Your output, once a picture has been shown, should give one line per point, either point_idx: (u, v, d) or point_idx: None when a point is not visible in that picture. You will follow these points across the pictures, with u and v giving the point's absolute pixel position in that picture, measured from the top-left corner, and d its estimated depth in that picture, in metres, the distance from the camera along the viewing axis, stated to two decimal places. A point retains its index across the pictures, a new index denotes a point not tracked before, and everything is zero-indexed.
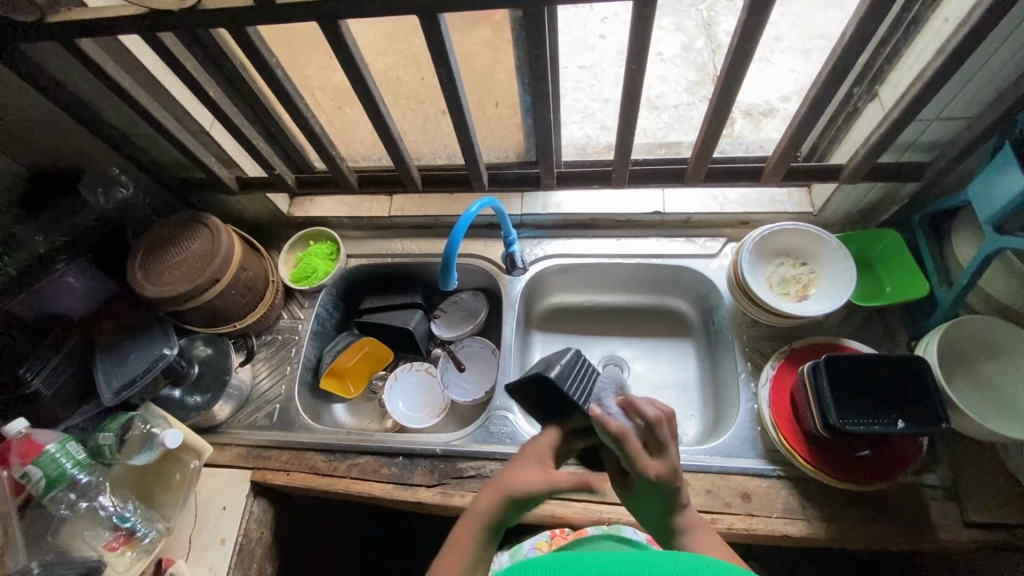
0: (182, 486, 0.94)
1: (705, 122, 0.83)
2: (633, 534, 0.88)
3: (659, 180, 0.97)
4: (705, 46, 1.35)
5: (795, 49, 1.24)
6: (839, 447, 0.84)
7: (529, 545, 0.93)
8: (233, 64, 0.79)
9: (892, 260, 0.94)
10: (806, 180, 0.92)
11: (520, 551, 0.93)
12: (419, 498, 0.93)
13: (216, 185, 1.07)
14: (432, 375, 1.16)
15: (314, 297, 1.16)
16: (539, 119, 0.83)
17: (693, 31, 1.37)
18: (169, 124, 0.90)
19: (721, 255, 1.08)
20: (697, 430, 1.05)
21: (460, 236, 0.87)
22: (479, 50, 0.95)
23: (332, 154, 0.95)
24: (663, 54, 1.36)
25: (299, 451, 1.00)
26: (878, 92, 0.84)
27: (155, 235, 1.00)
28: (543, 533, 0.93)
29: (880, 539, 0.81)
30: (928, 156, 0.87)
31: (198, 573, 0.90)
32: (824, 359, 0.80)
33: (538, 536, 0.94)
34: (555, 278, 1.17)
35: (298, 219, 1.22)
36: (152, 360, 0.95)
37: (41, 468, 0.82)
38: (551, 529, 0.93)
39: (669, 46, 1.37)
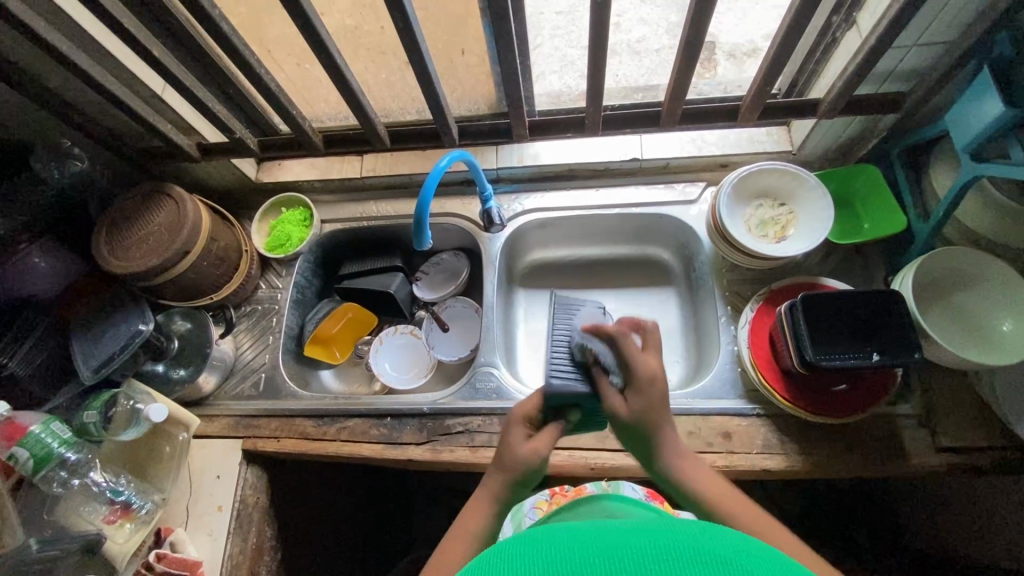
0: (172, 459, 0.95)
1: (677, 60, 0.79)
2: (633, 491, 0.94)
3: (635, 125, 0.94)
4: None
5: None
6: (815, 384, 0.86)
7: (529, 506, 0.93)
8: (176, 20, 0.74)
9: (869, 197, 0.94)
10: (783, 117, 0.90)
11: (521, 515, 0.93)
12: (409, 456, 0.94)
13: (176, 154, 1.02)
14: (417, 337, 1.16)
15: (291, 265, 1.14)
16: (504, 65, 0.79)
17: None
18: (116, 91, 0.85)
19: (700, 200, 1.07)
20: (680, 375, 1.07)
21: (431, 194, 0.84)
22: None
23: (293, 114, 0.91)
24: None
25: (287, 419, 1.01)
26: (856, 19, 0.81)
27: (118, 209, 0.97)
28: (541, 493, 0.95)
29: (855, 468, 0.84)
30: (907, 86, 0.85)
31: (198, 539, 0.92)
32: (801, 298, 0.81)
33: (538, 496, 0.95)
34: (534, 233, 1.15)
35: (268, 185, 1.19)
36: (127, 337, 0.93)
37: (28, 448, 0.81)
38: (550, 488, 0.95)
39: None
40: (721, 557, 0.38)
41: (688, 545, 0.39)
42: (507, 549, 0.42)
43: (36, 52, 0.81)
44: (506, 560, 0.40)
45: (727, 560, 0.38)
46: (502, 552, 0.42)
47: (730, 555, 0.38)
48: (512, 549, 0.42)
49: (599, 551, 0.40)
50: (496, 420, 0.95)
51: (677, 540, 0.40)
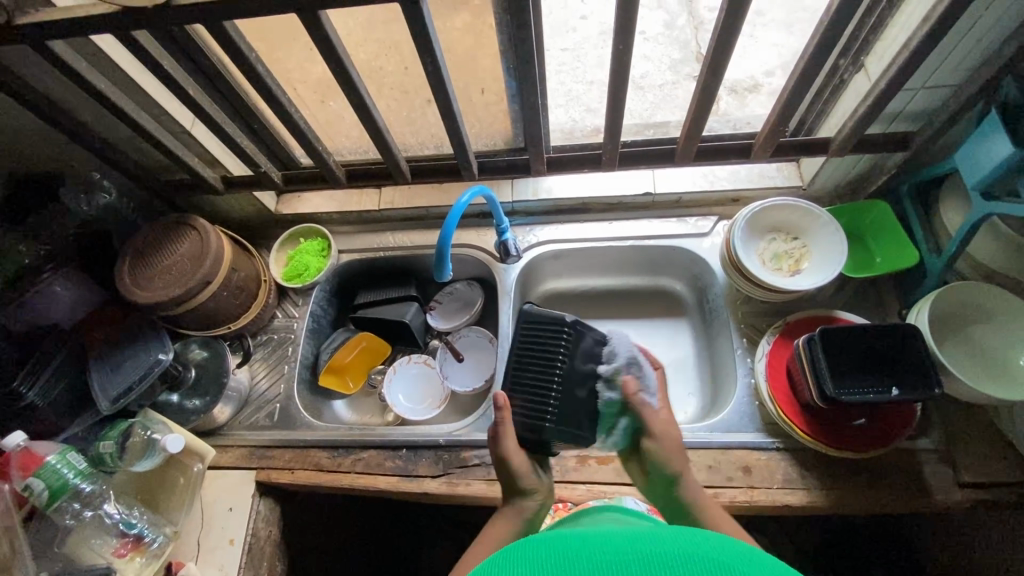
0: (185, 490, 0.95)
1: (694, 100, 0.81)
2: (636, 504, 0.85)
3: (649, 160, 0.96)
4: (687, 23, 1.34)
5: (780, 23, 1.25)
6: (835, 416, 0.86)
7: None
8: (210, 59, 0.77)
9: (882, 231, 0.95)
10: (794, 154, 0.92)
11: None
12: (425, 488, 0.93)
13: (200, 186, 1.04)
14: (430, 366, 1.16)
15: (308, 294, 1.15)
16: (526, 104, 0.82)
17: (676, 9, 1.35)
18: (149, 127, 0.88)
19: (713, 233, 1.09)
20: (696, 407, 1.07)
21: (454, 226, 0.84)
22: (461, 36, 0.98)
23: (319, 149, 0.93)
24: (646, 33, 1.35)
25: (302, 450, 1.00)
26: (864, 63, 0.84)
27: (142, 239, 0.98)
28: (545, 506, 0.92)
29: (877, 503, 0.83)
30: (915, 126, 0.87)
31: (209, 574, 0.90)
32: (819, 332, 0.82)
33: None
34: (548, 264, 1.17)
35: (287, 217, 1.21)
36: (146, 367, 0.94)
37: (44, 479, 0.82)
38: (554, 501, 0.91)
39: (652, 23, 1.35)
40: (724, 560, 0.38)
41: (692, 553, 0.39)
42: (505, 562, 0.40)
43: (74, 89, 0.84)
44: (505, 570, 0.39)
45: (732, 565, 0.37)
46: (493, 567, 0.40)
47: (730, 557, 0.38)
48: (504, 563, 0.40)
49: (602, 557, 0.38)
50: None
51: (678, 548, 0.39)
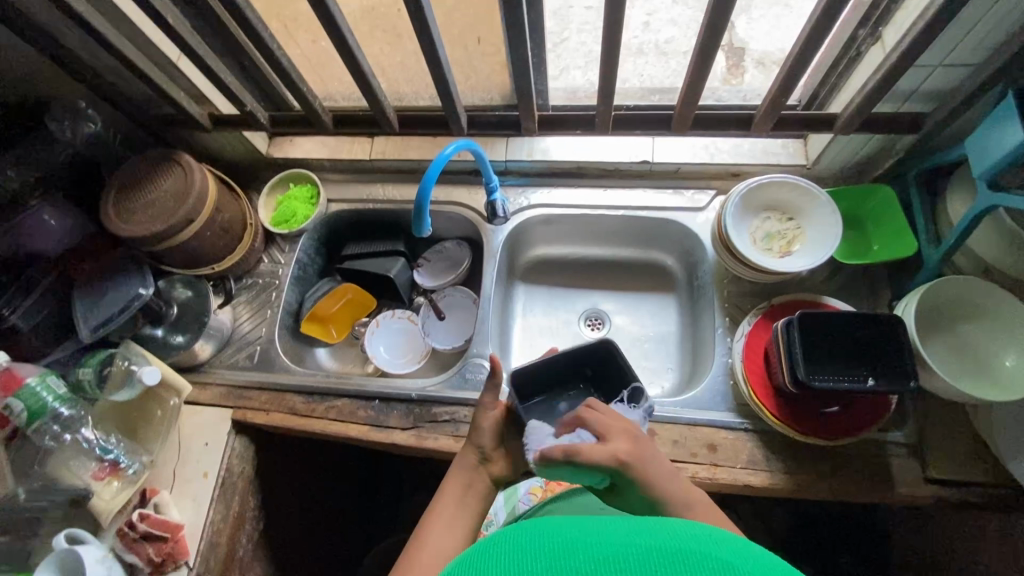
0: (162, 422, 0.97)
1: (692, 63, 0.77)
2: None
3: (646, 126, 0.92)
4: None
5: None
6: (807, 403, 0.85)
7: (524, 491, 0.94)
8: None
9: (884, 217, 0.92)
10: (797, 130, 0.87)
11: (514, 499, 0.94)
12: (394, 440, 0.95)
13: (188, 122, 1.02)
14: (413, 323, 1.17)
15: (294, 242, 1.15)
16: (515, 56, 0.77)
17: None
18: (131, 56, 0.86)
19: (708, 208, 1.06)
20: (673, 382, 1.07)
21: (434, 181, 0.82)
22: None
23: (304, 91, 0.90)
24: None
25: (278, 393, 1.02)
26: (881, 34, 0.79)
27: (127, 173, 0.98)
28: (537, 480, 0.95)
29: (838, 491, 0.83)
30: (928, 107, 0.82)
31: (181, 503, 0.94)
32: (798, 316, 0.79)
33: (532, 483, 0.96)
34: (538, 228, 1.15)
35: (278, 161, 1.19)
36: (127, 299, 0.95)
37: (23, 401, 0.85)
38: (545, 476, 0.94)
39: None
40: (723, 558, 0.38)
41: (690, 547, 0.39)
42: (507, 543, 0.43)
43: (54, 10, 0.82)
44: (508, 553, 0.41)
45: (730, 563, 0.38)
46: (492, 556, 0.41)
47: (729, 555, 0.39)
48: (504, 550, 0.42)
49: (601, 549, 0.40)
50: None
51: (671, 541, 0.40)
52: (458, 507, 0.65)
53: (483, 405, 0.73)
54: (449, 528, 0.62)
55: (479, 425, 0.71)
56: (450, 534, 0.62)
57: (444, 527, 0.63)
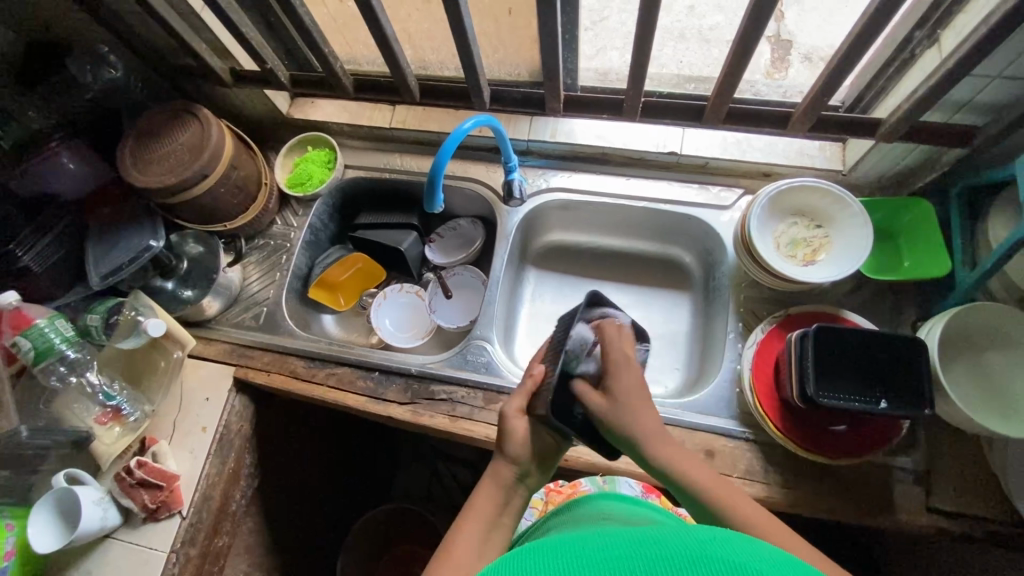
0: (166, 374, 0.97)
1: (730, 53, 0.72)
2: (631, 488, 0.87)
3: (677, 117, 0.87)
4: None
5: None
6: (813, 418, 0.82)
7: (523, 508, 0.91)
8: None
9: (916, 234, 0.87)
10: (836, 133, 0.82)
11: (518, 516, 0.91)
12: (390, 413, 0.95)
13: (209, 76, 1.01)
14: (421, 298, 1.16)
15: (308, 206, 1.14)
16: (544, 32, 0.74)
17: None
18: (153, 2, 0.84)
19: (733, 208, 1.01)
20: (678, 383, 1.05)
21: (449, 155, 0.79)
22: None
23: (326, 52, 0.87)
24: None
25: (281, 355, 1.02)
26: (940, 37, 0.73)
27: (145, 122, 0.97)
28: (536, 493, 0.92)
29: (836, 512, 0.81)
30: (982, 120, 0.76)
31: (179, 453, 0.95)
32: (814, 329, 0.76)
33: (532, 496, 0.93)
34: (555, 213, 1.12)
35: (298, 122, 1.17)
36: (138, 250, 0.95)
37: (30, 340, 0.87)
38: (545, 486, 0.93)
39: None
40: (731, 562, 0.39)
41: (698, 553, 0.40)
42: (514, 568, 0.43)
43: None
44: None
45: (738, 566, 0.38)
46: None
47: (736, 557, 0.39)
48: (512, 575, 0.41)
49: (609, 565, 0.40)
50: (480, 395, 0.94)
51: (681, 549, 0.41)
52: (493, 522, 0.59)
53: (513, 410, 0.67)
54: (483, 545, 0.57)
55: (509, 437, 0.65)
56: (487, 551, 0.56)
57: (479, 543, 0.57)
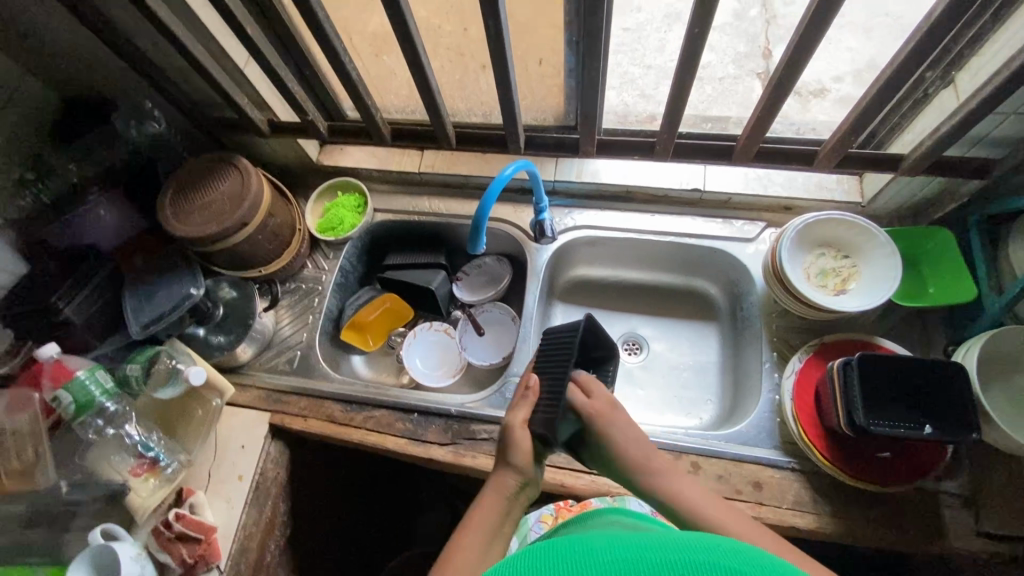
0: (202, 422, 0.97)
1: (763, 97, 0.76)
2: (639, 507, 0.88)
3: (707, 156, 0.91)
4: (759, 15, 1.30)
5: (857, 26, 1.22)
6: (859, 446, 0.83)
7: (534, 520, 0.92)
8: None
9: (941, 261, 0.90)
10: (860, 168, 0.86)
11: (526, 527, 0.92)
12: (431, 455, 0.94)
13: (248, 127, 1.04)
14: (450, 336, 1.16)
15: (339, 248, 1.15)
16: (585, 82, 0.78)
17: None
18: (203, 62, 0.87)
19: (758, 240, 1.05)
20: (712, 414, 1.06)
21: (493, 199, 0.81)
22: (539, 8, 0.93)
23: (368, 103, 0.91)
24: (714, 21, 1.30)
25: (317, 400, 1.02)
26: (954, 78, 0.77)
27: (185, 173, 0.99)
28: (546, 507, 0.93)
29: (888, 539, 0.81)
30: (999, 153, 0.81)
31: (216, 503, 0.94)
32: (858, 358, 0.78)
33: (543, 510, 0.94)
34: (582, 250, 1.15)
35: (326, 168, 1.20)
36: (178, 299, 0.96)
37: (71, 393, 0.86)
38: (555, 501, 0.93)
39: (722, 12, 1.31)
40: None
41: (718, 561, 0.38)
42: (525, 562, 0.41)
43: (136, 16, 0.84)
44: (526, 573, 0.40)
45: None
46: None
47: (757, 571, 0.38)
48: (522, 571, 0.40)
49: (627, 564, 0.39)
50: None
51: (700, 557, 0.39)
52: (493, 534, 0.60)
53: (514, 419, 0.69)
54: (481, 556, 0.58)
55: (517, 442, 0.67)
56: (484, 558, 0.58)
57: (477, 552, 0.58)
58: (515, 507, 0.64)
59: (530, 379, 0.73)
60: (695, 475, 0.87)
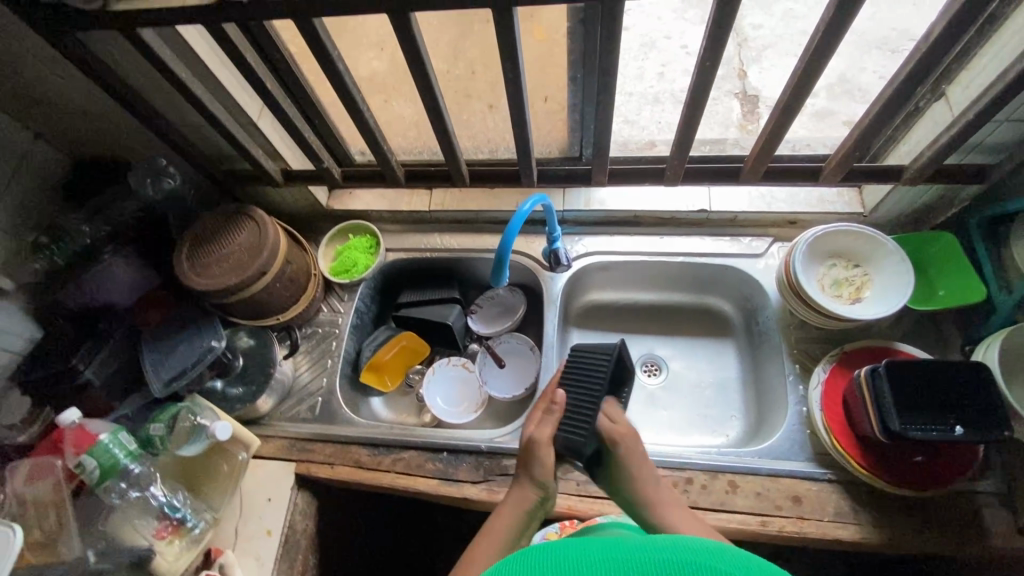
0: (228, 479, 0.94)
1: (771, 119, 0.80)
2: None
3: (715, 178, 0.94)
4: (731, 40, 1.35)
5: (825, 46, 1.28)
6: (893, 453, 0.83)
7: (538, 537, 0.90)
8: (275, 55, 0.77)
9: (946, 263, 0.93)
10: (865, 181, 0.89)
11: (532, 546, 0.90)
12: (465, 494, 0.93)
13: (261, 178, 1.05)
14: (468, 371, 1.16)
15: (353, 290, 1.16)
16: (600, 117, 0.81)
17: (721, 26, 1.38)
18: (222, 118, 0.89)
19: (767, 255, 1.07)
20: (739, 431, 1.06)
21: (516, 232, 0.84)
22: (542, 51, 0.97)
23: (384, 148, 0.93)
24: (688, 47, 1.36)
25: (342, 446, 1.00)
26: (945, 92, 0.82)
27: (201, 226, 1.00)
28: (551, 525, 0.90)
29: (932, 545, 0.81)
30: (995, 159, 0.85)
31: (245, 561, 0.91)
32: (885, 364, 0.80)
33: (548, 528, 0.90)
34: (595, 275, 1.16)
35: (337, 212, 1.21)
36: (199, 353, 0.95)
37: (96, 457, 0.84)
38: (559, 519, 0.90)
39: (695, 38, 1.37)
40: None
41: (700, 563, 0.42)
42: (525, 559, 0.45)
43: (155, 78, 0.86)
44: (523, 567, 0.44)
45: None
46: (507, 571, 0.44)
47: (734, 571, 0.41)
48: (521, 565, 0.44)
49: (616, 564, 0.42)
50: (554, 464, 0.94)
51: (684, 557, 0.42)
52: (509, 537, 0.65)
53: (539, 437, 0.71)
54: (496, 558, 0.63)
55: (537, 453, 0.70)
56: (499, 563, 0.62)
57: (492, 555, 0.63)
58: (533, 515, 0.68)
59: (556, 395, 0.75)
60: (733, 494, 0.86)
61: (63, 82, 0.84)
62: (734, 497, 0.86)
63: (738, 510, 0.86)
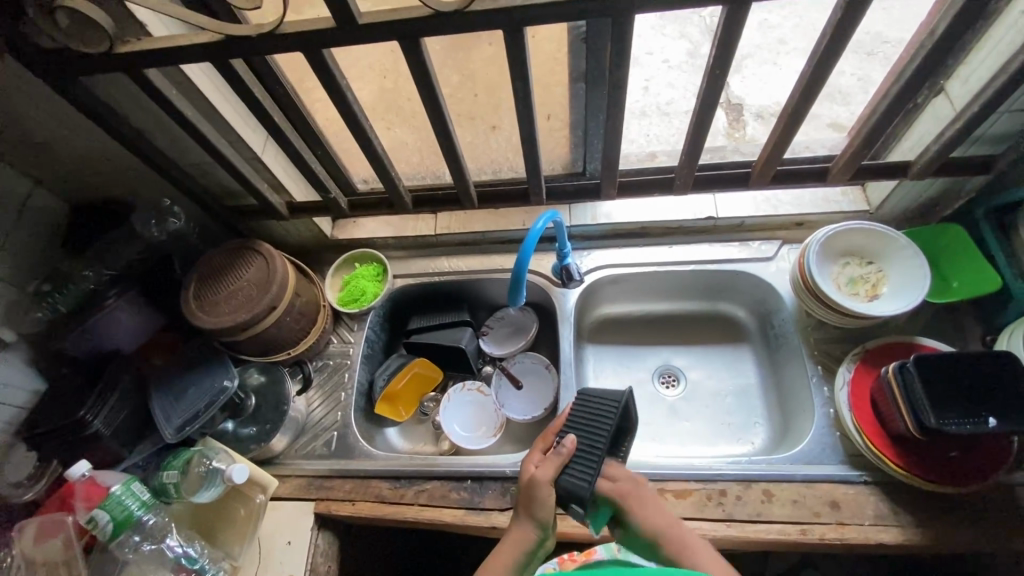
0: (247, 523, 0.92)
1: (779, 122, 0.80)
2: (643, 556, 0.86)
3: (724, 185, 0.95)
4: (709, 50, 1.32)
5: (801, 51, 1.25)
6: (929, 450, 0.82)
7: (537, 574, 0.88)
8: (281, 88, 0.77)
9: (958, 255, 0.93)
10: (873, 178, 0.90)
11: None
12: (493, 523, 0.90)
13: (266, 211, 1.04)
14: (484, 395, 1.14)
15: (362, 319, 1.14)
16: (609, 130, 0.81)
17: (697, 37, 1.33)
18: (227, 154, 0.88)
19: (777, 258, 1.07)
20: (764, 437, 1.04)
21: (530, 251, 0.83)
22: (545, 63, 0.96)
23: (391, 174, 0.92)
24: (669, 61, 1.32)
25: (361, 481, 0.97)
26: (944, 87, 0.83)
27: (207, 263, 0.98)
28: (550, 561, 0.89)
29: (977, 541, 0.79)
30: (999, 149, 0.86)
31: None
32: (913, 359, 0.79)
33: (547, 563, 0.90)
34: (606, 289, 1.15)
35: (341, 242, 1.20)
36: (212, 394, 0.93)
37: (108, 511, 0.80)
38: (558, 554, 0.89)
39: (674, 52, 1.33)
40: None
41: None
42: None
43: (158, 119, 0.85)
44: None
45: None
46: None
47: None
48: None
49: None
50: None
51: None
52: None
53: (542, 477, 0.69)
54: None
55: (535, 491, 0.69)
56: None
57: None
58: (530, 556, 0.68)
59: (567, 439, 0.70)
60: (770, 503, 0.84)
61: (66, 130, 0.83)
62: (771, 507, 0.84)
63: (776, 520, 0.83)
